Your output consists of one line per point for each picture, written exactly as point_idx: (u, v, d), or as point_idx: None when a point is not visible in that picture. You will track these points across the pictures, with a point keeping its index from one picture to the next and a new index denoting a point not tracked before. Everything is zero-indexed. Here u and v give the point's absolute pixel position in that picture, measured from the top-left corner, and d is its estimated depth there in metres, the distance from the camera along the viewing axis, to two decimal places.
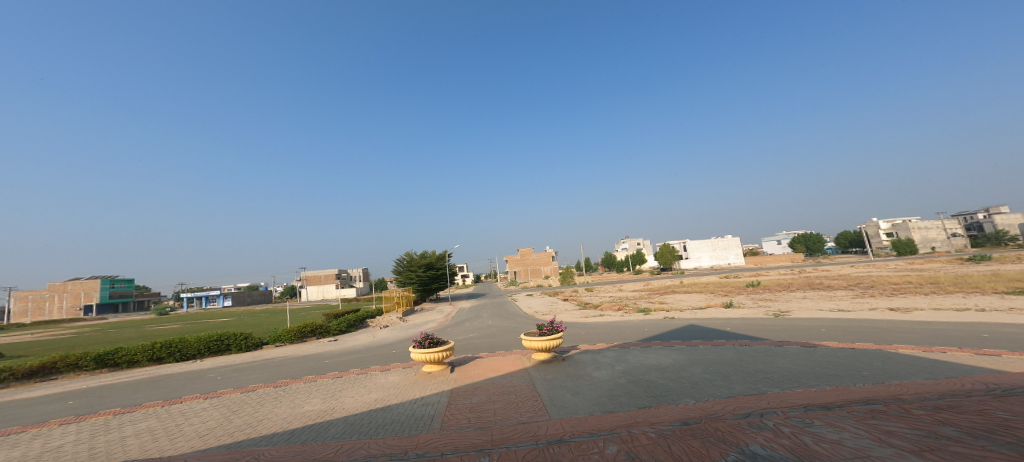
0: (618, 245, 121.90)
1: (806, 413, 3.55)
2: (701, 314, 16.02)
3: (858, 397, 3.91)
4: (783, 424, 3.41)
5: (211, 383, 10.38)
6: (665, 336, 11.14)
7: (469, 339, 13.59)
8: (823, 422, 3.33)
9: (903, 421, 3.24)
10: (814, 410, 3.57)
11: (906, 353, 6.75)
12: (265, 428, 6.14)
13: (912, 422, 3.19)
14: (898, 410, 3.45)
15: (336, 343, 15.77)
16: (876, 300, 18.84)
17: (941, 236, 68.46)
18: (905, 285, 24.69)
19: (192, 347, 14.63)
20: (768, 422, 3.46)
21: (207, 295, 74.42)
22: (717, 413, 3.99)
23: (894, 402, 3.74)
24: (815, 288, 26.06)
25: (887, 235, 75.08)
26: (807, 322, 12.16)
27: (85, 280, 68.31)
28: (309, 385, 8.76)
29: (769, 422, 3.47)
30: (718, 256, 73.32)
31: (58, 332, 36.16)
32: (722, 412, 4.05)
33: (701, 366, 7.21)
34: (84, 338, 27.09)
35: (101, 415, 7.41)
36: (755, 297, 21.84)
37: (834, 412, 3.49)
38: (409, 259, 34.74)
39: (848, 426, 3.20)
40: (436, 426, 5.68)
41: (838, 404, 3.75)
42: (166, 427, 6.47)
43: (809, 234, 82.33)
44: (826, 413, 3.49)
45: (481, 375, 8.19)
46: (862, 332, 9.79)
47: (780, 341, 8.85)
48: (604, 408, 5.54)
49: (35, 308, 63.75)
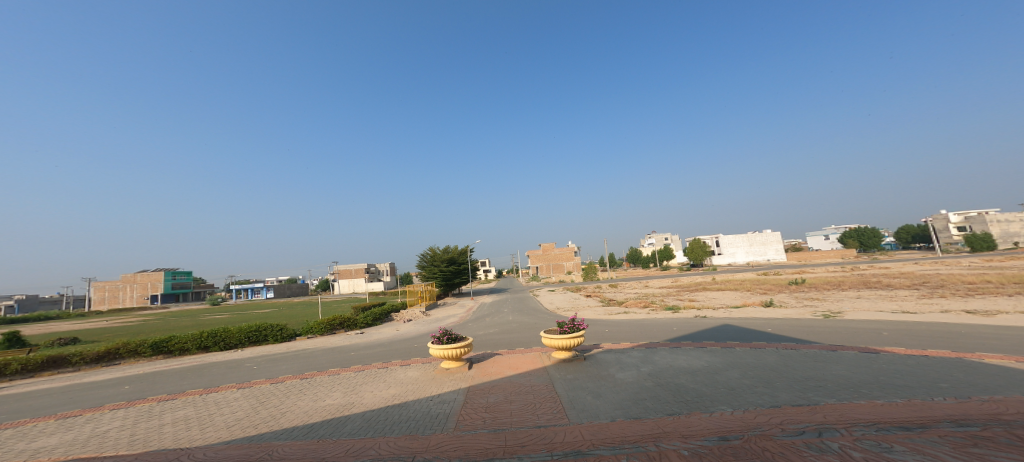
0: (650, 240, 117.90)
1: (879, 435, 2.97)
2: (738, 312, 14.98)
3: (944, 415, 3.24)
4: (851, 447, 2.85)
5: (245, 373, 10.80)
6: (698, 336, 10.40)
7: (491, 335, 13.39)
8: (906, 448, 2.74)
9: (1016, 451, 2.59)
10: (892, 431, 2.97)
11: (990, 362, 5.78)
12: (286, 421, 6.18)
13: None
14: (1008, 436, 2.78)
15: (364, 336, 16.11)
16: (943, 301, 16.90)
17: (1023, 230, 60.99)
18: (980, 285, 22.03)
19: (234, 337, 15.43)
20: (831, 445, 2.91)
21: (254, 287, 79.40)
22: (764, 427, 3.46)
23: (996, 424, 3.05)
24: (869, 286, 23.83)
25: (956, 229, 67.79)
26: (862, 325, 10.99)
27: (150, 272, 74.86)
28: (333, 378, 8.85)
29: (833, 444, 2.92)
30: (756, 252, 69.32)
31: (124, 320, 39.70)
32: (769, 426, 3.52)
33: (738, 369, 6.54)
34: (146, 325, 29.55)
35: (147, 402, 7.81)
36: (799, 296, 20.24)
37: (916, 435, 2.88)
38: (431, 254, 35.29)
39: (941, 455, 2.60)
40: (450, 426, 5.47)
41: (919, 424, 3.12)
42: (198, 416, 6.69)
43: (862, 229, 75.88)
44: (908, 435, 2.89)
45: (499, 372, 7.92)
46: (929, 338, 8.65)
47: (830, 344, 7.97)
48: (628, 413, 5.09)
49: (109, 297, 70.69)
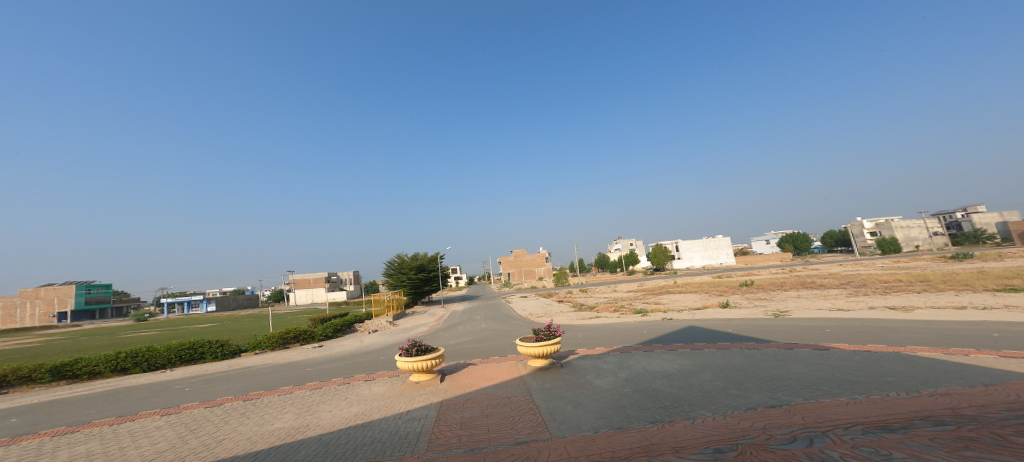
0: (611, 245, 121.88)
1: (871, 439, 3.06)
2: (700, 314, 15.63)
3: (918, 414, 3.42)
4: (851, 455, 2.89)
5: (177, 396, 9.55)
6: (666, 339, 10.68)
7: (461, 344, 12.93)
8: (904, 454, 2.81)
9: (1001, 451, 2.72)
10: (886, 437, 3.05)
11: (924, 356, 6.36)
12: (225, 451, 5.43)
13: (1014, 453, 2.68)
14: (990, 437, 2.93)
15: (320, 350, 14.98)
16: (871, 299, 18.75)
17: (923, 235, 70.03)
18: (896, 284, 24.77)
19: (161, 356, 13.69)
20: (832, 454, 2.94)
21: (190, 300, 72.09)
22: (754, 436, 3.47)
23: (964, 422, 3.24)
24: (809, 287, 26.01)
25: (872, 234, 76.46)
26: (809, 323, 11.85)
27: (61, 286, 65.66)
28: (284, 398, 8.03)
29: (832, 452, 2.96)
30: (710, 256, 73.79)
31: (25, 341, 34.23)
32: (758, 433, 3.53)
33: (710, 372, 6.72)
34: (56, 346, 25.73)
35: (36, 437, 6.60)
36: (750, 297, 21.64)
37: (908, 440, 2.98)
38: (401, 261, 33.90)
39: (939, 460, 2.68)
40: (422, 446, 5.08)
41: (896, 425, 3.26)
42: (107, 450, 5.71)
43: (796, 234, 83.40)
44: (902, 441, 2.98)
45: (473, 384, 7.58)
46: (869, 333, 9.44)
47: (788, 343, 8.45)
48: (611, 423, 5.02)
49: (7, 316, 61.02)
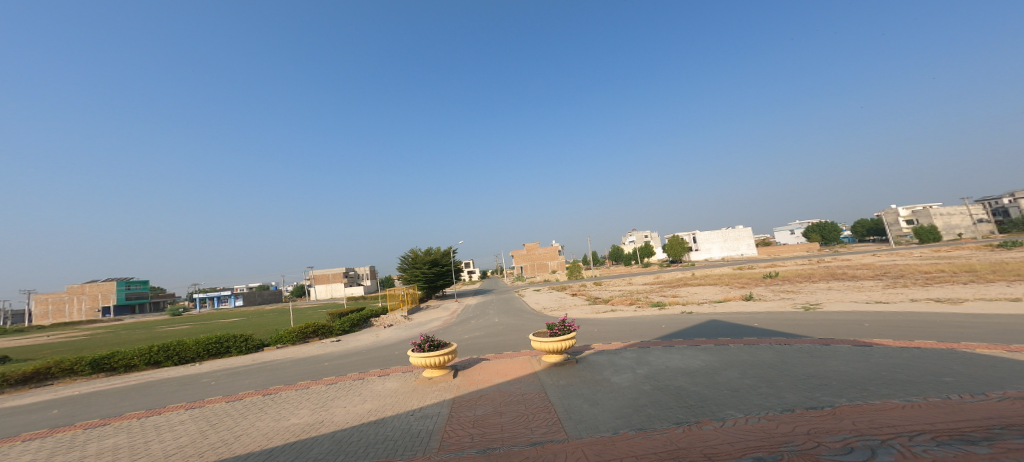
0: (628, 238, 119.93)
1: (947, 454, 2.65)
2: (721, 307, 15.02)
3: (998, 423, 2.98)
4: None
5: (201, 390, 9.75)
6: (687, 333, 10.24)
7: (475, 339, 12.79)
8: None
9: None
10: (971, 451, 2.64)
11: (980, 353, 5.79)
12: (240, 447, 5.40)
13: None
14: None
15: (338, 344, 15.15)
16: (908, 291, 17.61)
17: (964, 223, 65.81)
18: (935, 274, 23.31)
19: (190, 350, 14.12)
20: None
21: (219, 295, 75.07)
22: (801, 443, 3.11)
23: None
24: (838, 278, 24.76)
25: (907, 222, 72.40)
26: (842, 317, 11.16)
27: (102, 282, 69.43)
28: (300, 393, 8.03)
29: None
30: (730, 247, 71.51)
31: (68, 335, 36.23)
32: (805, 439, 3.17)
33: (737, 369, 6.29)
34: (95, 340, 27.06)
35: (68, 430, 6.80)
36: (776, 289, 20.73)
37: (995, 455, 2.56)
38: (414, 255, 34.14)
39: None
40: (434, 445, 4.92)
41: (972, 435, 2.84)
42: (131, 444, 5.78)
43: (824, 223, 79.86)
44: (991, 456, 2.57)
45: (487, 380, 7.39)
46: (911, 328, 8.75)
47: (821, 338, 7.90)
48: (631, 424, 4.72)
49: (55, 311, 65.03)
